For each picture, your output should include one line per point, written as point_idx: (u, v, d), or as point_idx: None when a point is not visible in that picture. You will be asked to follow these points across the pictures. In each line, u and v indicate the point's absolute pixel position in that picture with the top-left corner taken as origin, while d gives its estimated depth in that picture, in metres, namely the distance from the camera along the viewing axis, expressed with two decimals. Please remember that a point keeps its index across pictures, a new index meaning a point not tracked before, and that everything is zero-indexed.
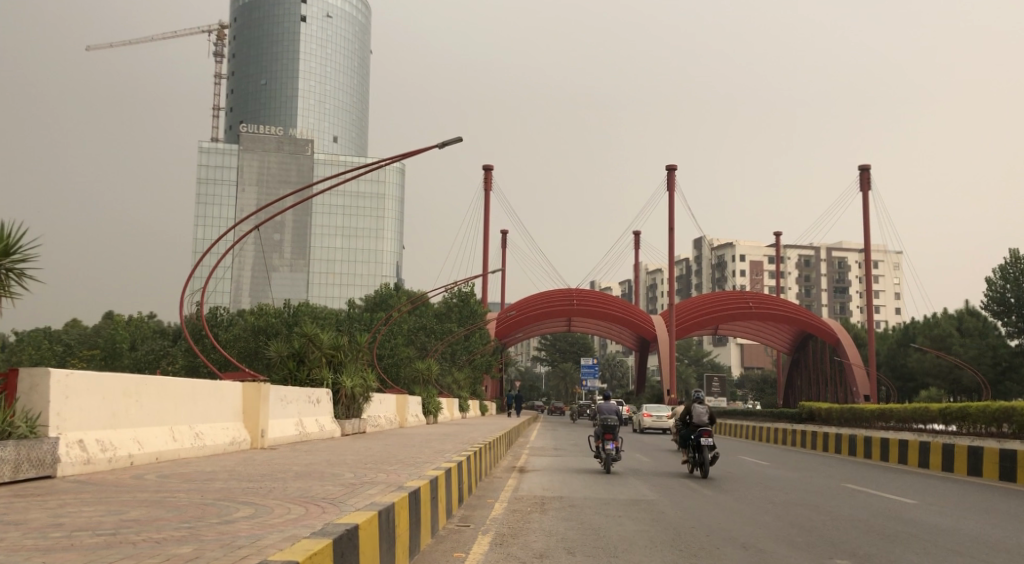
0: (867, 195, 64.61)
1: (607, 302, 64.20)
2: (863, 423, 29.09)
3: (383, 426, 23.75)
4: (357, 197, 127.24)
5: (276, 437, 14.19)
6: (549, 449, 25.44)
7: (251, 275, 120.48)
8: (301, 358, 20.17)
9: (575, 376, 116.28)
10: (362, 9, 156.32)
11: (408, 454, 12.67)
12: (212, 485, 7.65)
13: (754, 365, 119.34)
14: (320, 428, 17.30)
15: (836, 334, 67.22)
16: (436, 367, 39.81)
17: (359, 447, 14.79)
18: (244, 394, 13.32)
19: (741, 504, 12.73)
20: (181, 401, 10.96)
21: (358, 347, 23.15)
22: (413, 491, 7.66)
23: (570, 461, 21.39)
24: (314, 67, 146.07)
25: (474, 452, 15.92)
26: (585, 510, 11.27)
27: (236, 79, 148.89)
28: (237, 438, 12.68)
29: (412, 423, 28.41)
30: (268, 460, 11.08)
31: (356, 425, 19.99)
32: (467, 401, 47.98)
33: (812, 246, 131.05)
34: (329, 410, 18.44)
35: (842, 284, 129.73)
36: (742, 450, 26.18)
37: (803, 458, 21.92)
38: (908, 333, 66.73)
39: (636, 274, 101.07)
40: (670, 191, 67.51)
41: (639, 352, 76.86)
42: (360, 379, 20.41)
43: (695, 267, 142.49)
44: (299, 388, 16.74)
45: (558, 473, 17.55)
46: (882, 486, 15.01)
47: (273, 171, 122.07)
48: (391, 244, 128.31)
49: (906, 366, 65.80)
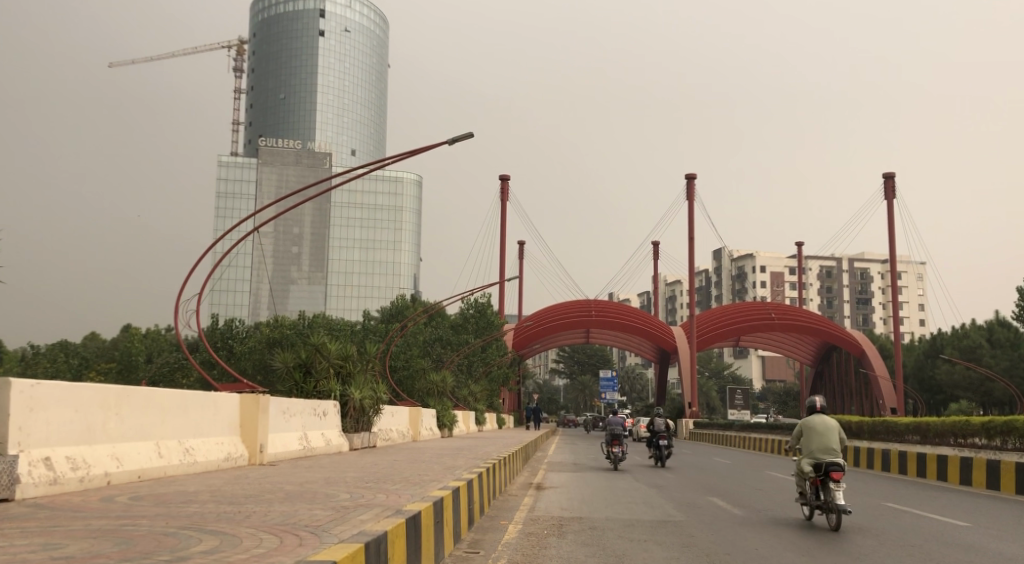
0: (892, 204, 63.23)
1: (627, 314, 63.17)
2: (897, 438, 27.88)
3: (395, 441, 22.92)
4: (375, 210, 126.90)
5: (277, 454, 13.33)
6: (568, 465, 24.44)
7: (270, 287, 120.30)
8: (307, 369, 19.31)
9: (594, 389, 114.94)
10: (380, 23, 156.79)
11: (415, 472, 11.70)
12: (184, 508, 6.75)
13: (775, 378, 117.41)
14: (325, 443, 16.48)
15: (861, 346, 65.71)
16: (451, 381, 38.93)
17: (366, 463, 13.89)
18: (242, 408, 12.48)
19: (782, 529, 11.61)
20: (169, 412, 10.12)
21: (368, 358, 22.30)
22: (413, 516, 6.71)
23: (591, 477, 20.40)
24: (332, 81, 146.44)
25: (488, 468, 15.00)
26: (607, 535, 10.30)
27: (255, 93, 149.61)
28: (234, 455, 11.84)
29: (425, 437, 27.49)
30: (263, 477, 10.18)
31: (365, 439, 19.15)
32: (482, 414, 46.89)
33: (834, 257, 129.19)
34: (336, 423, 17.61)
35: (865, 295, 127.59)
36: (769, 466, 25.10)
37: (838, 476, 20.77)
38: (936, 345, 65.01)
39: (656, 286, 99.90)
40: (689, 200, 66.51)
41: (659, 364, 75.51)
42: (370, 390, 19.58)
43: (714, 278, 140.90)
44: (305, 400, 15.94)
45: (578, 490, 16.53)
46: (933, 509, 13.90)
47: (292, 184, 122.21)
48: (409, 256, 127.83)
49: (935, 378, 63.99)
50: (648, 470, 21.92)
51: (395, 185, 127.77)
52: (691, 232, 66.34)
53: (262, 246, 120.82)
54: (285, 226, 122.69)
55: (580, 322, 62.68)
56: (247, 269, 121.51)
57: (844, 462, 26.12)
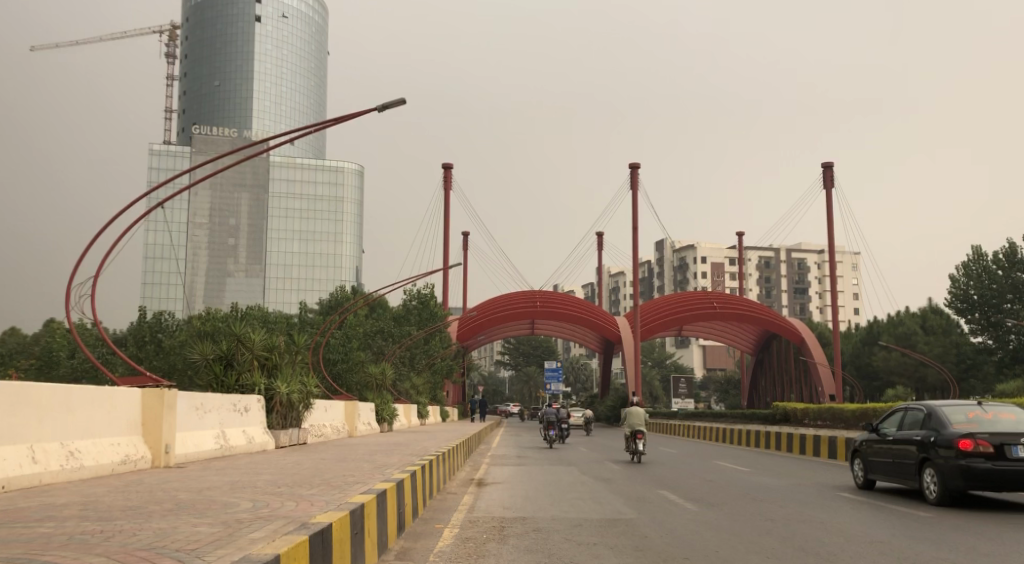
0: (830, 193, 64.00)
1: (572, 304, 62.58)
2: (844, 424, 27.56)
3: (328, 438, 21.62)
4: (314, 200, 123.76)
5: (186, 456, 12.00)
6: (513, 457, 23.43)
7: (205, 280, 116.81)
8: (228, 361, 17.86)
9: (538, 380, 114.47)
10: (318, 10, 153.10)
11: (338, 473, 10.49)
12: (30, 528, 5.45)
13: (716, 367, 118.81)
14: (247, 441, 15.16)
15: (800, 333, 66.42)
16: (390, 373, 37.55)
17: (287, 462, 12.61)
18: (144, 405, 11.10)
19: (741, 526, 10.75)
20: (46, 413, 8.73)
21: (296, 349, 20.87)
22: (319, 533, 5.50)
23: (536, 470, 19.45)
24: (269, 68, 142.45)
25: (425, 465, 13.92)
26: (551, 538, 9.30)
27: (188, 80, 144.76)
28: (134, 456, 10.52)
29: (362, 432, 26.16)
30: (160, 482, 8.88)
31: (295, 436, 17.84)
32: (424, 407, 45.57)
33: (772, 248, 131.29)
34: (260, 419, 16.31)
35: (802, 285, 129.84)
36: (717, 455, 24.47)
37: (788, 465, 20.20)
38: (873, 332, 65.99)
39: (599, 277, 99.95)
40: (633, 189, 66.34)
41: (604, 355, 75.19)
42: (298, 385, 18.23)
43: (656, 269, 141.86)
44: (223, 394, 14.60)
45: (522, 486, 15.52)
46: (890, 499, 13.29)
47: (227, 175, 119.59)
48: (350, 248, 125.49)
49: (870, 364, 65.05)
50: (594, 463, 21.10)
51: (335, 175, 125.10)
52: (634, 222, 66.10)
53: (196, 238, 117.31)
54: (221, 215, 118.53)
55: (523, 313, 61.86)
56: (181, 260, 117.16)
57: (791, 450, 25.70)
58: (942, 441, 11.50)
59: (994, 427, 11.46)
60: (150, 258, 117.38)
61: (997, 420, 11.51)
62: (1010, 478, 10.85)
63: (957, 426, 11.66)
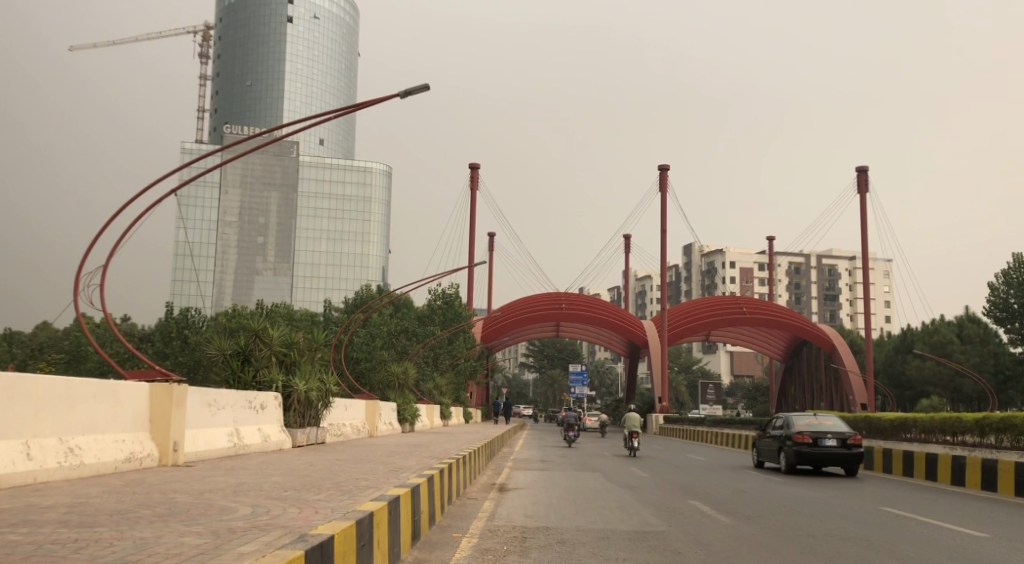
0: (865, 198, 62.52)
1: (598, 307, 61.81)
2: (880, 434, 26.59)
3: (347, 437, 21.13)
4: (342, 199, 123.99)
5: (196, 454, 11.56)
6: (536, 462, 22.75)
7: (234, 277, 117.04)
8: (246, 358, 17.45)
9: (563, 383, 113.66)
10: (350, 11, 153.73)
11: (350, 476, 9.88)
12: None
13: (744, 373, 117.07)
14: (262, 440, 14.69)
15: (831, 340, 64.94)
16: (413, 373, 37.05)
17: (300, 463, 12.04)
18: (151, 400, 10.65)
19: (782, 542, 9.99)
20: (48, 407, 8.30)
21: (315, 345, 20.36)
22: (317, 547, 4.85)
23: (560, 475, 18.79)
24: (300, 68, 143.14)
25: (445, 468, 13.36)
26: (577, 551, 8.64)
27: (220, 80, 145.99)
28: (141, 454, 10.05)
29: (383, 432, 25.70)
30: (163, 482, 8.36)
31: (312, 435, 17.35)
32: (447, 408, 45.05)
33: (803, 253, 129.26)
34: (277, 418, 15.84)
35: (832, 291, 127.63)
36: (748, 464, 23.61)
37: (824, 477, 19.33)
38: (907, 340, 64.35)
39: (627, 280, 98.96)
40: (663, 191, 65.31)
41: (629, 359, 74.19)
42: (317, 382, 17.76)
43: (684, 273, 140.38)
44: (238, 392, 14.13)
45: (546, 492, 14.86)
46: (940, 516, 12.43)
47: (257, 172, 119.25)
48: (377, 247, 125.64)
49: (904, 374, 63.36)
50: (621, 470, 20.40)
51: (363, 175, 125.28)
52: (663, 225, 65.10)
53: (226, 236, 117.72)
54: (250, 214, 118.88)
55: (549, 314, 61.16)
56: (211, 258, 117.90)
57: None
58: (790, 436, 18.84)
59: (817, 426, 18.81)
60: (180, 255, 117.89)
61: (822, 422, 18.77)
62: (820, 458, 18.23)
63: (799, 427, 19.00)
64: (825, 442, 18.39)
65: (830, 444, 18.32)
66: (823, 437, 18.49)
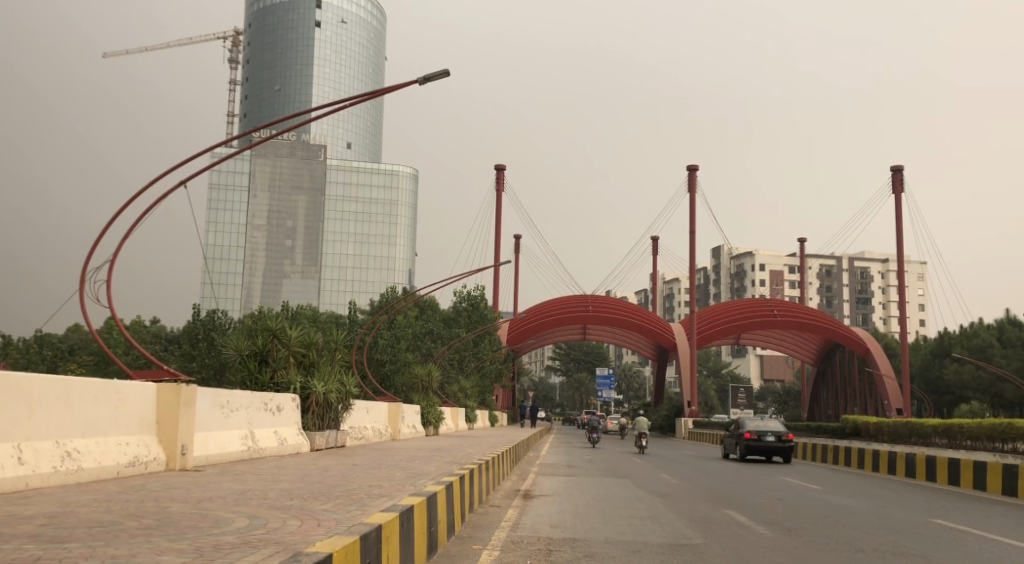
0: (900, 198, 61.02)
1: (625, 309, 61.00)
2: (921, 441, 25.53)
3: (369, 440, 20.65)
4: (369, 203, 124.19)
5: (206, 457, 11.08)
6: (563, 467, 22.10)
7: (262, 280, 117.92)
8: (263, 358, 17.04)
9: (590, 387, 112.78)
10: (377, 15, 154.30)
11: (364, 482, 9.29)
12: None
13: (773, 378, 115.34)
14: (279, 443, 14.22)
15: (866, 345, 63.43)
16: (437, 375, 36.59)
17: (314, 468, 11.50)
18: (158, 400, 10.14)
19: (827, 557, 9.27)
20: (44, 406, 7.83)
21: (333, 346, 19.86)
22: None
23: (587, 481, 18.15)
24: (328, 72, 143.77)
25: (469, 474, 12.80)
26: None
27: (249, 84, 147.16)
28: (146, 458, 9.56)
29: (406, 434, 25.20)
30: (166, 489, 7.85)
31: (332, 438, 16.84)
32: (472, 411, 44.60)
33: (834, 256, 127.14)
34: (295, 420, 15.38)
35: (864, 294, 125.37)
36: (783, 471, 22.74)
37: (864, 486, 18.46)
38: (943, 344, 62.76)
39: (655, 283, 97.92)
40: (690, 192, 64.32)
41: (657, 362, 73.15)
42: (336, 383, 17.25)
43: (712, 276, 138.84)
44: (254, 393, 13.64)
45: (573, 499, 14.22)
46: (998, 530, 11.60)
47: (285, 175, 119.70)
48: (404, 250, 125.72)
49: (941, 378, 61.62)
50: (651, 475, 19.74)
51: (390, 178, 125.41)
52: (692, 226, 64.08)
53: (255, 239, 118.52)
54: (279, 217, 119.51)
55: (575, 317, 60.48)
56: (239, 261, 118.57)
57: (865, 467, 23.86)
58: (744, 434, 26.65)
59: (761, 426, 27.12)
60: (210, 258, 118.96)
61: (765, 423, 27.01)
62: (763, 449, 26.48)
63: (750, 427, 27.08)
64: (766, 438, 26.60)
65: (770, 438, 26.61)
66: (766, 434, 26.74)
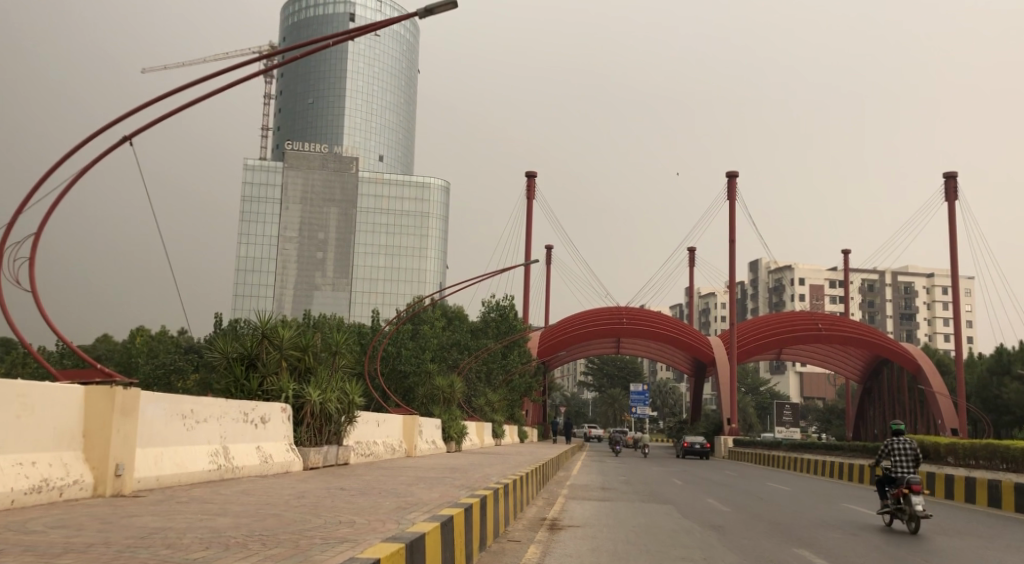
0: (954, 206, 57.74)
1: (662, 322, 58.30)
2: (1005, 464, 22.43)
3: (379, 457, 18.49)
4: (400, 215, 122.78)
5: (156, 480, 8.98)
6: (597, 490, 19.63)
7: (294, 292, 117.19)
8: (251, 362, 14.93)
9: (624, 403, 109.87)
10: (411, 28, 153.64)
11: (339, 518, 7.05)
12: None
13: (814, 396, 111.33)
14: (261, 462, 12.10)
15: (917, 361, 59.97)
16: (461, 387, 34.37)
17: (289, 493, 9.25)
18: (86, 407, 8.03)
19: None
20: None
21: (334, 349, 17.67)
22: None
23: (625, 507, 15.92)
24: (362, 85, 143.14)
25: (486, 507, 10.59)
26: None
27: (284, 97, 146.99)
28: (61, 482, 7.45)
29: (424, 450, 23.06)
30: (57, 527, 5.71)
31: (330, 457, 14.68)
32: (499, 426, 42.26)
33: (877, 271, 122.75)
34: (284, 433, 13.31)
35: (909, 310, 120.59)
36: (849, 497, 20.04)
37: (953, 520, 15.74)
38: (1002, 360, 59.04)
39: (692, 297, 94.89)
40: (731, 200, 61.64)
41: (694, 378, 70.23)
42: (338, 393, 15.13)
43: (750, 290, 135.07)
44: (233, 403, 11.59)
45: (607, 534, 11.94)
46: None
47: (318, 189, 118.65)
48: (434, 263, 124.05)
49: (1000, 397, 57.86)
50: (698, 502, 17.42)
51: (422, 190, 124.10)
52: (731, 235, 61.39)
53: (286, 251, 117.61)
54: (311, 229, 118.68)
55: (609, 330, 57.98)
56: (271, 273, 117.72)
57: (952, 498, 20.76)
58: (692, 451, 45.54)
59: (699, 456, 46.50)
60: (242, 270, 118.58)
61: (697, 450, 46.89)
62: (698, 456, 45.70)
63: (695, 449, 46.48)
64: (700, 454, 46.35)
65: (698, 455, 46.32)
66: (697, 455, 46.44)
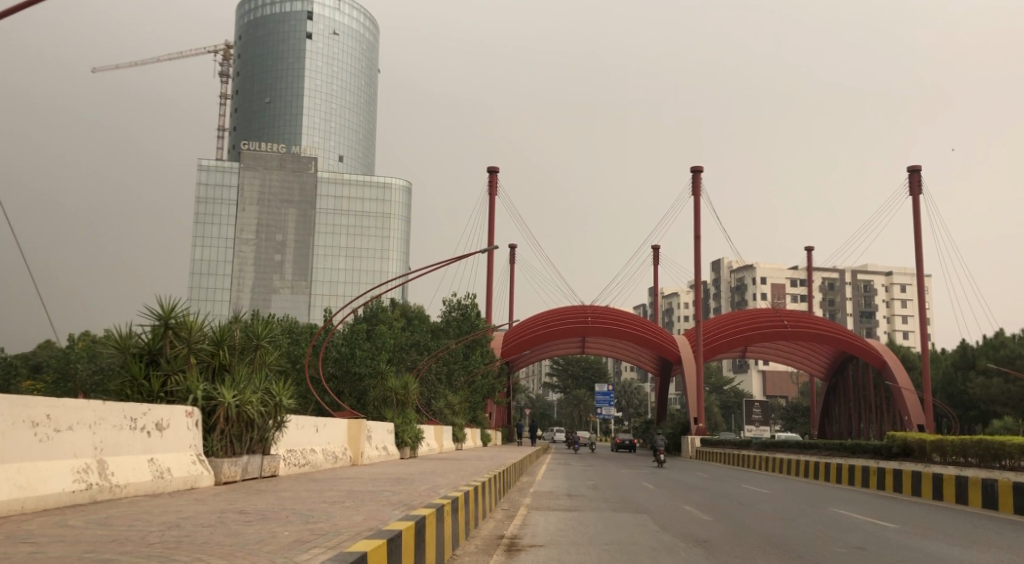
0: (918, 200, 57.07)
1: (627, 320, 56.67)
2: (998, 462, 20.85)
3: (316, 467, 16.30)
4: (359, 216, 119.94)
5: None
6: (564, 498, 17.68)
7: (250, 294, 113.73)
8: (152, 360, 12.87)
9: (588, 404, 108.44)
10: (370, 27, 150.50)
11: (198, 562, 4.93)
12: None
13: (777, 394, 110.91)
14: (155, 477, 9.89)
15: (884, 357, 58.92)
16: (416, 388, 32.22)
17: (170, 521, 7.06)
18: None
19: None
20: None
21: (258, 347, 15.58)
22: None
23: (594, 520, 13.96)
24: (320, 85, 139.73)
25: (432, 531, 8.58)
26: None
27: (240, 96, 142.80)
28: None
29: (373, 457, 20.93)
30: None
31: (251, 467, 12.52)
32: (461, 429, 40.17)
33: (837, 269, 122.87)
34: (190, 441, 11.12)
35: (869, 309, 120.92)
36: (838, 501, 18.31)
37: (961, 526, 13.97)
38: (967, 355, 58.47)
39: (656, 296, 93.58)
40: (695, 195, 60.27)
41: (660, 377, 68.63)
42: (260, 392, 13.02)
43: (713, 290, 134.51)
44: (119, 405, 9.45)
45: (573, 552, 10.04)
46: None
47: (275, 189, 115.18)
48: (396, 265, 121.30)
49: (966, 392, 57.30)
50: (679, 509, 15.61)
51: (382, 190, 121.60)
52: (696, 232, 60.13)
53: (243, 253, 114.28)
54: (268, 231, 115.30)
55: (575, 328, 56.13)
56: (225, 276, 114.34)
57: (944, 499, 19.19)
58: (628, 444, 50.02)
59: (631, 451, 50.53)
60: (196, 273, 114.81)
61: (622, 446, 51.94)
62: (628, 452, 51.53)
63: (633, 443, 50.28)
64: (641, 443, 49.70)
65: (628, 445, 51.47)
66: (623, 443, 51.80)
